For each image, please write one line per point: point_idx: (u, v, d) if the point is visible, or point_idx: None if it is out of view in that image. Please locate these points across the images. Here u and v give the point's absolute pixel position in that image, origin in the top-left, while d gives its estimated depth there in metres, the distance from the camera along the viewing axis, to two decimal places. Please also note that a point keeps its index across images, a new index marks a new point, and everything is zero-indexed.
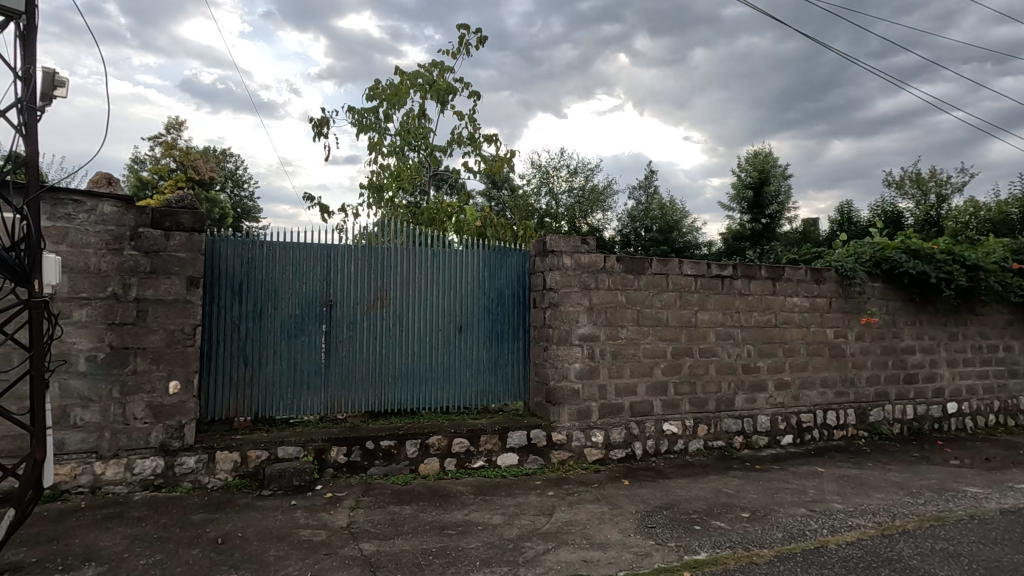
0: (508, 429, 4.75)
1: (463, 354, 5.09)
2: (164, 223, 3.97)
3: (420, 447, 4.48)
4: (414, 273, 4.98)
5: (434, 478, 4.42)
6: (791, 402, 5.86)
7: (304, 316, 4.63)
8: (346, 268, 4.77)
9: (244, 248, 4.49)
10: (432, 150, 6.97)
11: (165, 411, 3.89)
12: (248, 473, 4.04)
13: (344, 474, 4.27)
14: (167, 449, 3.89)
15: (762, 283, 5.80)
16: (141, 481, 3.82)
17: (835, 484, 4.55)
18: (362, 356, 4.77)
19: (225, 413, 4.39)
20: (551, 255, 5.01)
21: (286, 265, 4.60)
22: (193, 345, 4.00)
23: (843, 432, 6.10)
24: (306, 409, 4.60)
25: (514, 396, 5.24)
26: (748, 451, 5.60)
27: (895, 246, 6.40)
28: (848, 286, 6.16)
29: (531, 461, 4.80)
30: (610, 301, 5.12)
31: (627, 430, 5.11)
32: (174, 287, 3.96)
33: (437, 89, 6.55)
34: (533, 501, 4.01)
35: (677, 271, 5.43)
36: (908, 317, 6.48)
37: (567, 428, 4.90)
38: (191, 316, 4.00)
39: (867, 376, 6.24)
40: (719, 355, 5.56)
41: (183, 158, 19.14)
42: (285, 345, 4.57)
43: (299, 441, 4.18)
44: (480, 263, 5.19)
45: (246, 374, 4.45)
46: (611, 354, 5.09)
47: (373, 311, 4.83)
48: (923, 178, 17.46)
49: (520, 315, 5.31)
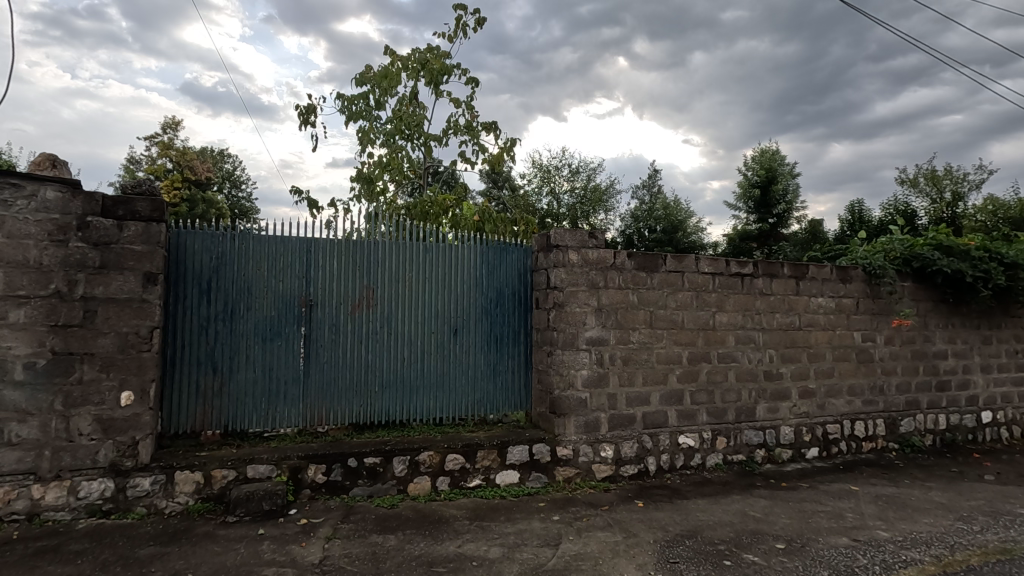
0: (507, 443, 4.26)
1: (458, 359, 4.60)
2: (117, 212, 3.50)
3: (410, 464, 4.00)
4: (404, 270, 4.50)
5: (424, 500, 3.93)
6: (816, 412, 5.37)
7: (281, 318, 4.16)
8: (328, 265, 4.29)
9: (214, 243, 4.03)
10: (426, 139, 6.48)
11: (115, 426, 3.40)
12: (212, 496, 3.56)
13: (323, 496, 3.78)
14: (118, 470, 3.41)
15: (784, 282, 5.33)
16: (87, 506, 3.34)
17: (875, 506, 4.06)
18: (345, 363, 4.29)
19: (192, 426, 3.92)
20: (555, 250, 4.53)
21: (260, 261, 4.13)
22: (150, 349, 3.50)
23: (872, 444, 5.61)
24: (283, 421, 4.12)
25: (514, 406, 4.76)
26: (771, 465, 5.12)
27: (926, 243, 5.92)
28: (876, 286, 5.70)
29: (534, 479, 4.31)
30: (620, 301, 4.64)
31: (640, 444, 4.62)
32: (128, 284, 3.48)
33: (430, 71, 6.09)
34: (536, 528, 3.52)
35: (693, 268, 4.95)
36: (939, 319, 5.99)
37: (574, 442, 4.42)
38: (148, 317, 3.51)
39: (897, 383, 5.76)
40: (739, 361, 5.08)
41: (178, 158, 18.70)
42: (258, 351, 4.10)
43: (271, 458, 3.69)
44: (477, 259, 4.71)
45: (215, 382, 3.98)
46: (622, 359, 4.61)
47: (358, 312, 4.35)
48: (938, 175, 16.99)
49: (521, 316, 4.83)
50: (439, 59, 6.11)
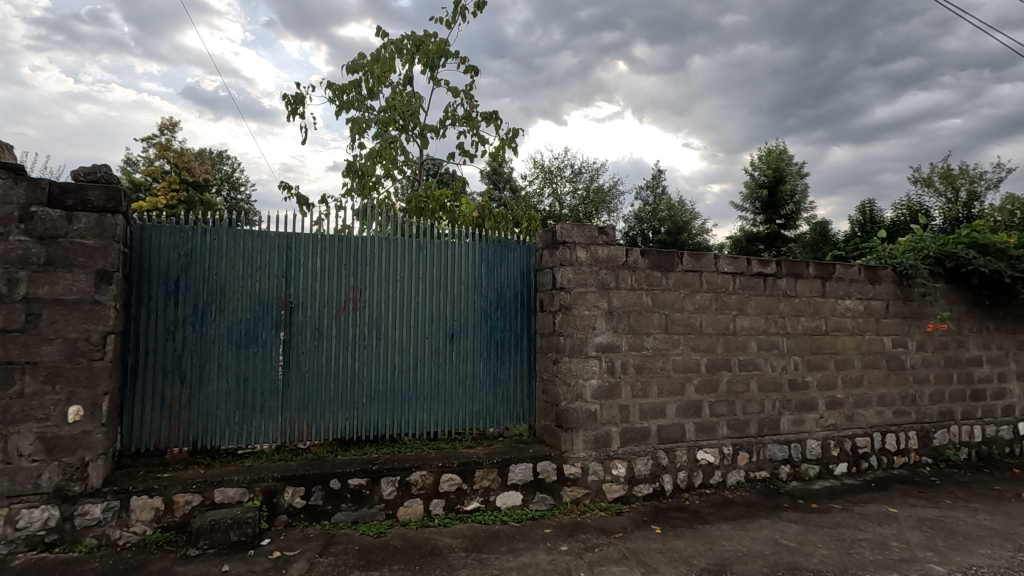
0: (509, 461, 3.83)
1: (454, 367, 4.17)
2: (65, 201, 3.09)
3: (399, 486, 3.57)
4: (395, 268, 4.08)
5: (416, 527, 3.50)
6: (844, 424, 4.94)
7: (258, 322, 3.74)
8: (311, 262, 3.88)
9: (182, 238, 3.62)
10: (422, 129, 6.08)
11: (61, 445, 2.98)
12: (174, 525, 3.14)
13: (300, 523, 3.36)
14: (64, 496, 2.98)
15: (810, 283, 4.91)
16: (27, 538, 2.91)
17: (921, 533, 3.64)
18: (329, 371, 3.86)
19: (156, 442, 3.51)
20: (561, 247, 4.11)
21: (235, 259, 3.72)
22: (103, 358, 3.08)
23: (904, 459, 5.18)
24: (259, 437, 3.70)
25: (516, 419, 4.33)
26: (797, 483, 4.68)
27: (959, 241, 5.49)
28: (907, 288, 5.29)
29: (538, 501, 3.88)
30: (633, 303, 4.21)
31: (655, 461, 4.19)
32: (78, 283, 3.06)
33: (425, 54, 5.67)
34: (542, 561, 3.09)
35: (711, 267, 4.54)
36: (974, 323, 5.56)
37: (582, 460, 3.99)
38: (101, 322, 3.08)
39: (930, 393, 5.32)
40: (762, 369, 4.65)
41: (177, 159, 18.34)
42: (231, 359, 3.68)
43: (242, 481, 3.27)
44: (476, 257, 4.29)
45: (183, 394, 3.57)
46: (635, 368, 4.18)
47: (343, 316, 3.92)
48: (953, 174, 16.55)
49: (524, 320, 4.40)
50: (434, 42, 5.73)
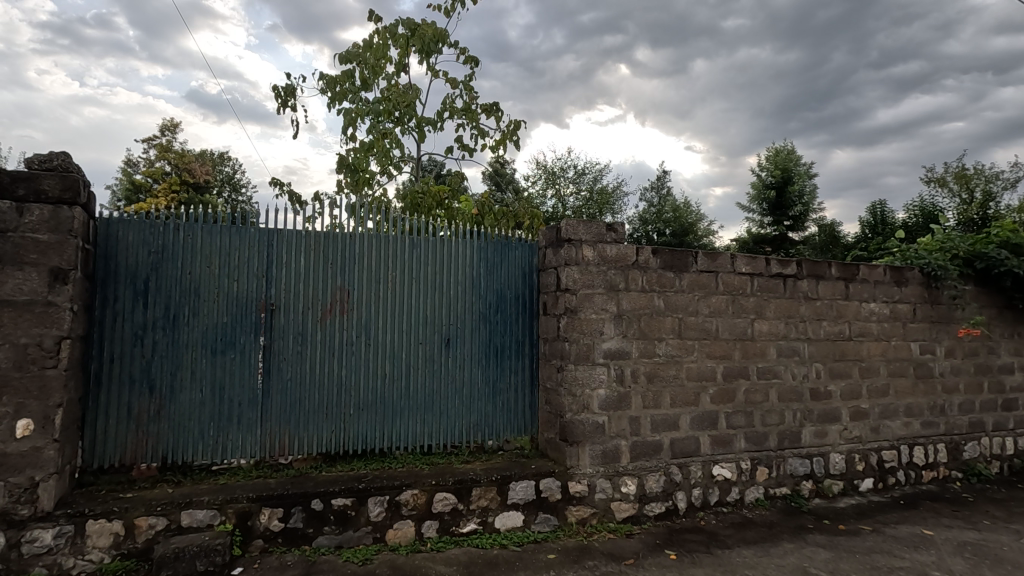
0: (509, 479, 3.50)
1: (450, 374, 3.85)
2: (16, 191, 2.79)
3: (388, 507, 3.24)
4: (387, 268, 3.76)
5: (406, 552, 3.18)
6: (870, 436, 4.60)
7: (236, 326, 3.43)
8: (296, 261, 3.56)
9: (152, 234, 3.31)
10: (419, 122, 5.78)
11: (8, 464, 2.67)
12: (136, 552, 2.82)
13: (278, 548, 3.04)
14: (10, 520, 2.66)
15: (832, 285, 4.57)
16: None
17: (964, 560, 3.30)
18: (314, 379, 3.55)
19: (122, 458, 3.20)
20: (565, 246, 3.79)
21: (210, 257, 3.40)
22: (56, 366, 2.76)
23: (932, 473, 4.83)
24: (235, 452, 3.38)
25: (517, 430, 4.01)
26: (820, 500, 4.34)
27: (991, 240, 5.13)
28: (935, 290, 4.95)
29: (541, 522, 3.55)
30: (644, 307, 3.89)
31: (667, 477, 3.86)
32: (29, 283, 2.75)
33: (421, 39, 5.37)
34: None
35: (727, 267, 4.21)
36: (1005, 328, 5.22)
37: (589, 476, 3.65)
38: (54, 325, 2.76)
39: (960, 403, 4.98)
40: (782, 378, 4.32)
41: (177, 160, 18.10)
42: (206, 366, 3.36)
43: (213, 502, 2.95)
44: (474, 256, 3.97)
45: (152, 404, 3.25)
46: (646, 376, 3.85)
47: (330, 320, 3.61)
48: (966, 175, 16.19)
49: (526, 324, 4.08)
50: (431, 27, 5.44)
